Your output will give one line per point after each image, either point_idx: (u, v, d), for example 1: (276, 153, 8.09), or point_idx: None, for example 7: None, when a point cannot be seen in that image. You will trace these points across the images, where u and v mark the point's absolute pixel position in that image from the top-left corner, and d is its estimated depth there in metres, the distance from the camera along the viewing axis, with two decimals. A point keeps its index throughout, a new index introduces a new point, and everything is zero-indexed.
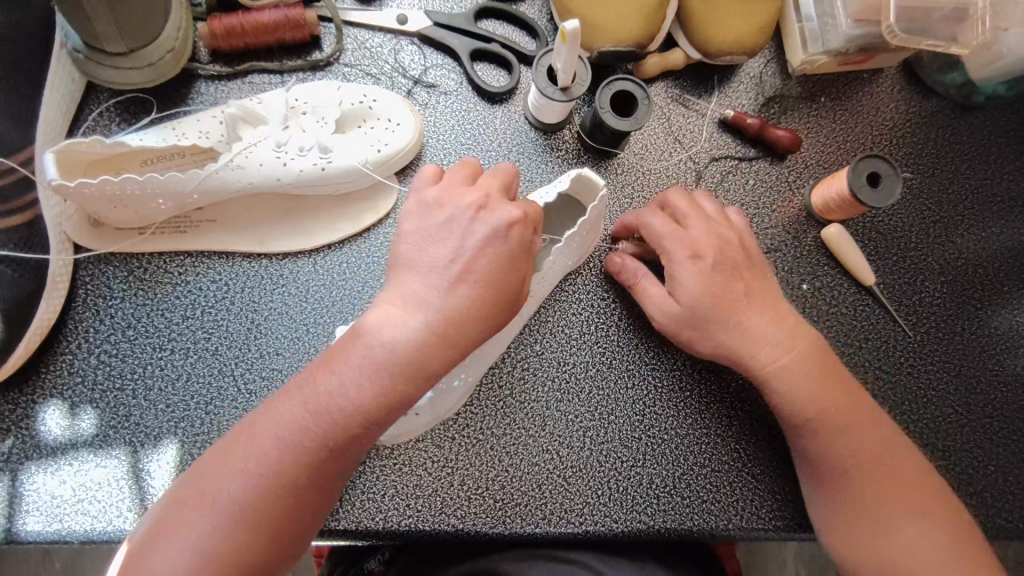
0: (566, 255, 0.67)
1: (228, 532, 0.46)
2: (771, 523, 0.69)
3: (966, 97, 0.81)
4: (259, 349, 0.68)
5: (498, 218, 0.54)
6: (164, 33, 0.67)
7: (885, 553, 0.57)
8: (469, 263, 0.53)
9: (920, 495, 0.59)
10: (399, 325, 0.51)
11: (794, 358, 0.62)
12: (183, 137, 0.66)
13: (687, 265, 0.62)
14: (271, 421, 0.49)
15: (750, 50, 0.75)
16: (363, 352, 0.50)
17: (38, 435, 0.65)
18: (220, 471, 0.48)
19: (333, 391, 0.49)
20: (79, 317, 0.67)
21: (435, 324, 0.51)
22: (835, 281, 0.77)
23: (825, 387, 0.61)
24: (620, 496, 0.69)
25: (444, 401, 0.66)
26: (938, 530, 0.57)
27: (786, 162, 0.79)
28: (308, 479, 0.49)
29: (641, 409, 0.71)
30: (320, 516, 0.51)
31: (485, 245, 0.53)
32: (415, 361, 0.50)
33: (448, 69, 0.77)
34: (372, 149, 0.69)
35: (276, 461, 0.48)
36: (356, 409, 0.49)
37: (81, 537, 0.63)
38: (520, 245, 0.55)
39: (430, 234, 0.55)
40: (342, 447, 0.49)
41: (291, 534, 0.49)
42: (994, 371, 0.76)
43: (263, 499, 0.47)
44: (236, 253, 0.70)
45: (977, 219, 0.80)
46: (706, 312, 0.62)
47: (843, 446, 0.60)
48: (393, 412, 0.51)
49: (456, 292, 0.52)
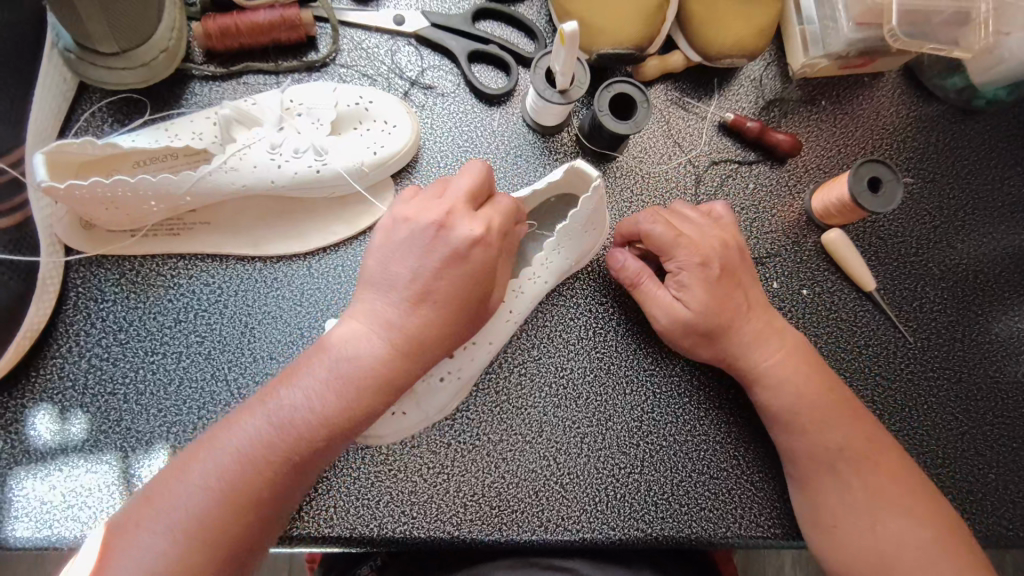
0: (562, 251, 0.66)
1: (185, 547, 0.45)
2: (770, 531, 0.68)
3: (967, 101, 0.80)
4: (252, 353, 0.67)
5: (451, 237, 0.54)
6: (157, 33, 0.66)
7: (873, 546, 0.57)
8: (425, 283, 0.53)
9: (904, 489, 0.60)
10: (362, 338, 0.52)
11: (784, 361, 0.64)
12: (176, 138, 0.65)
13: (695, 272, 0.64)
14: (232, 435, 0.49)
15: (750, 53, 0.75)
16: (326, 364, 0.51)
17: (27, 440, 0.64)
18: (178, 484, 0.48)
19: (295, 405, 0.50)
20: (71, 320, 0.66)
21: (397, 339, 0.52)
22: (835, 287, 0.76)
23: (812, 391, 0.63)
24: (617, 503, 0.68)
25: (432, 402, 0.65)
26: (919, 526, 0.58)
27: (786, 166, 0.78)
28: (268, 491, 0.48)
29: (639, 415, 0.71)
30: (276, 531, 0.51)
31: (447, 265, 0.54)
32: (375, 371, 0.51)
33: (445, 70, 0.76)
34: (368, 152, 0.68)
35: (236, 475, 0.48)
36: (316, 421, 0.50)
37: (71, 543, 0.62)
38: (483, 265, 0.55)
39: (397, 249, 0.55)
40: (302, 461, 0.50)
41: (247, 547, 0.48)
42: (995, 378, 0.76)
43: (222, 514, 0.47)
44: (229, 255, 0.69)
45: (978, 225, 0.79)
46: (715, 318, 0.64)
47: (828, 439, 0.61)
48: (354, 428, 0.52)
49: (417, 312, 0.53)
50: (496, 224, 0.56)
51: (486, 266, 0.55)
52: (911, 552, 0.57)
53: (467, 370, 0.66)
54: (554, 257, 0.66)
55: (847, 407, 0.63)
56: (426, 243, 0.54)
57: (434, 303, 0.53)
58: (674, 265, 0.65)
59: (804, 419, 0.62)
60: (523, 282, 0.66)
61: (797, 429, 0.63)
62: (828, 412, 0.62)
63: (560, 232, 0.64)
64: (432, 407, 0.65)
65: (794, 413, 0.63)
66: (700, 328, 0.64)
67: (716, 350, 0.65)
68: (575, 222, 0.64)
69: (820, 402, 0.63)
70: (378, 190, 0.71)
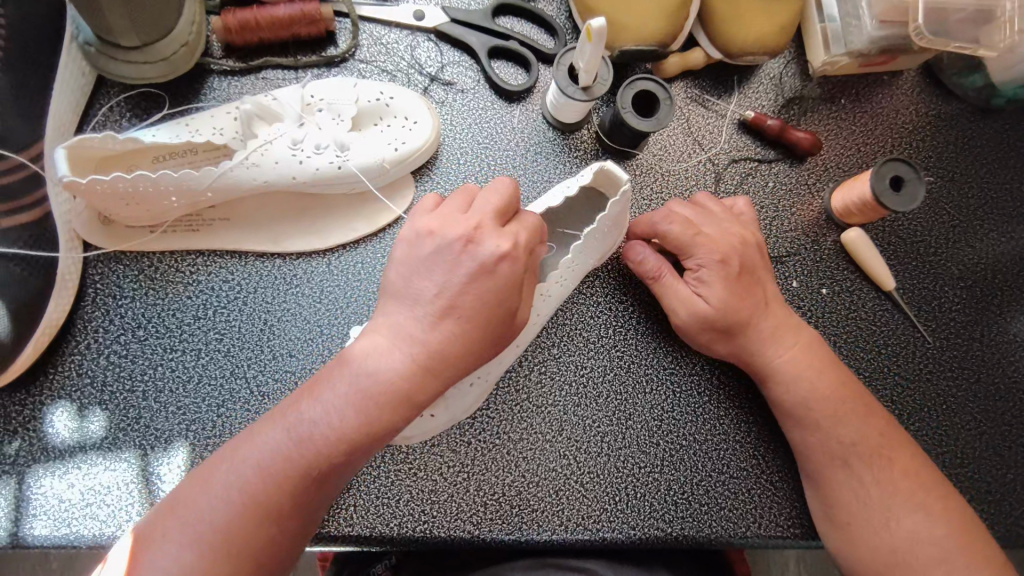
0: (587, 253, 0.65)
1: (204, 559, 0.46)
2: (790, 530, 0.68)
3: (986, 100, 0.80)
4: (271, 351, 0.67)
5: (488, 251, 0.53)
6: (177, 27, 0.66)
7: (887, 543, 0.57)
8: (457, 293, 0.52)
9: (920, 485, 0.59)
10: (386, 353, 0.52)
11: (802, 357, 0.64)
12: (197, 133, 0.64)
13: (716, 269, 0.64)
14: (252, 448, 0.50)
15: (772, 50, 0.74)
16: (347, 379, 0.51)
17: (45, 437, 0.63)
18: (200, 497, 0.48)
19: (315, 418, 0.50)
20: (89, 316, 0.66)
21: (420, 354, 0.52)
22: (855, 285, 0.76)
23: (827, 385, 0.63)
24: (638, 502, 0.68)
25: (459, 404, 0.64)
26: (936, 524, 0.57)
27: (805, 164, 0.78)
28: (287, 505, 0.49)
29: (659, 414, 0.70)
30: (302, 545, 0.51)
31: (472, 280, 0.52)
32: (395, 384, 0.51)
33: (465, 66, 0.75)
34: (389, 148, 0.68)
35: (254, 488, 0.48)
36: (339, 435, 0.50)
37: (90, 541, 0.61)
38: (509, 280, 0.53)
39: (422, 264, 0.54)
40: (322, 475, 0.50)
41: (270, 561, 0.48)
42: (1013, 378, 0.76)
43: (240, 527, 0.47)
44: (248, 252, 0.69)
45: (996, 224, 0.79)
46: (734, 315, 0.63)
47: (843, 436, 0.61)
48: (377, 441, 0.51)
49: (442, 327, 0.52)
50: (523, 239, 0.55)
51: (512, 282, 0.53)
52: (925, 549, 0.56)
53: (492, 373, 0.65)
54: (579, 259, 0.65)
55: (865, 404, 0.63)
56: (459, 256, 0.53)
57: (460, 317, 0.52)
58: (693, 262, 0.65)
59: (817, 414, 0.62)
60: (550, 284, 0.64)
61: (813, 425, 0.62)
62: (845, 408, 0.62)
63: (587, 234, 0.63)
64: (458, 409, 0.65)
65: (810, 409, 0.62)
66: (721, 331, 0.64)
67: (734, 345, 0.65)
68: (602, 222, 0.63)
69: (837, 399, 0.62)
70: (399, 188, 0.71)
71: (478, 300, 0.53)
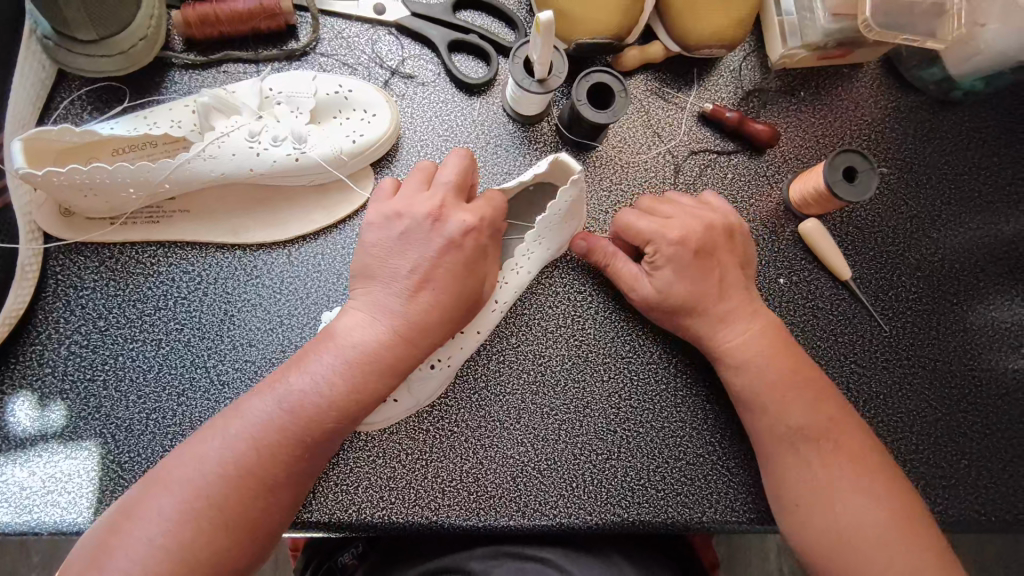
0: (545, 241, 0.67)
1: (198, 529, 0.47)
2: (745, 516, 0.69)
3: (944, 92, 0.81)
4: (232, 341, 0.68)
5: (452, 228, 0.57)
6: (136, 20, 0.66)
7: (832, 525, 0.56)
8: (433, 273, 0.56)
9: (869, 469, 0.59)
10: (369, 326, 0.54)
11: (764, 339, 0.65)
12: (155, 126, 0.66)
13: (668, 252, 0.66)
14: (241, 416, 0.51)
15: (728, 43, 0.75)
16: (334, 350, 0.54)
17: (7, 426, 0.64)
18: (189, 469, 0.49)
19: (305, 388, 0.52)
20: (50, 307, 0.67)
21: (400, 325, 0.54)
22: (812, 275, 0.77)
23: (778, 365, 0.64)
24: (594, 489, 0.68)
25: (424, 389, 0.66)
26: (877, 504, 0.56)
27: (764, 156, 0.79)
28: (281, 474, 0.50)
29: (617, 402, 0.71)
30: (292, 512, 0.52)
31: (442, 254, 0.56)
32: (392, 352, 0.54)
33: (426, 60, 0.76)
34: (347, 140, 0.68)
35: (246, 458, 0.49)
36: (329, 404, 0.52)
37: (50, 528, 0.62)
38: (476, 251, 0.58)
39: (393, 244, 0.57)
40: (313, 445, 0.51)
41: (262, 535, 0.50)
42: (969, 366, 0.76)
43: (235, 495, 0.48)
44: (208, 243, 0.70)
45: (953, 215, 0.80)
46: (681, 296, 0.66)
47: (789, 425, 0.61)
48: (363, 410, 0.54)
49: (418, 298, 0.55)
50: (486, 214, 0.59)
51: (478, 252, 0.58)
52: (868, 531, 0.55)
53: (457, 357, 0.66)
54: (537, 247, 0.67)
55: (818, 392, 0.63)
56: (431, 236, 0.57)
57: (433, 289, 0.55)
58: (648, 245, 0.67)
59: (764, 398, 0.63)
60: (507, 272, 0.67)
61: (762, 409, 0.63)
62: (793, 392, 0.62)
63: (539, 226, 0.65)
64: (423, 394, 0.66)
65: (758, 392, 0.63)
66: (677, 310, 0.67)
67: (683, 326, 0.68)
68: (555, 212, 0.64)
69: (786, 378, 0.63)
70: (357, 181, 0.72)
71: (449, 271, 0.56)
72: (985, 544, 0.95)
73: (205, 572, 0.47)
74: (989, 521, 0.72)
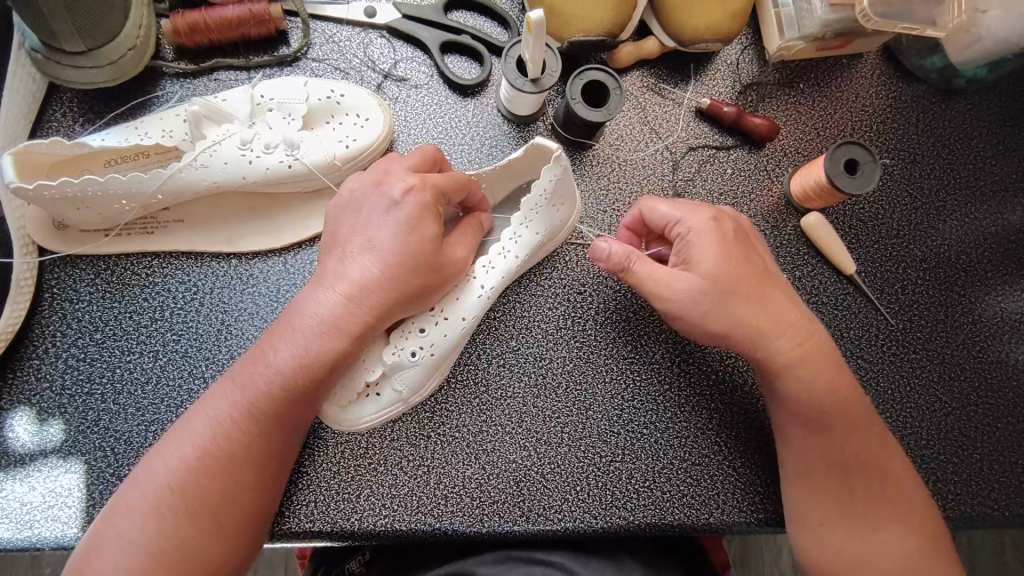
0: (533, 224, 0.64)
1: (165, 524, 0.50)
2: (753, 516, 0.68)
3: (947, 81, 0.79)
4: (229, 350, 0.67)
5: (394, 189, 0.58)
6: (124, 30, 0.66)
7: (854, 542, 0.56)
8: (382, 236, 0.57)
9: (892, 487, 0.58)
10: (323, 298, 0.56)
11: (812, 349, 0.60)
12: (146, 136, 0.65)
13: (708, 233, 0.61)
14: (195, 412, 0.54)
15: (723, 36, 0.74)
16: (292, 325, 0.56)
17: (6, 442, 0.64)
18: (153, 460, 0.53)
19: (263, 368, 0.54)
20: (46, 321, 0.67)
21: (350, 290, 0.56)
22: (815, 270, 0.75)
23: (830, 377, 0.60)
24: (599, 492, 0.68)
25: (403, 379, 0.61)
26: (904, 526, 0.56)
27: (764, 150, 0.78)
28: (236, 454, 0.53)
29: (620, 403, 0.70)
30: (261, 496, 0.54)
31: (390, 214, 0.58)
32: (347, 331, 0.55)
33: (419, 62, 0.76)
34: (340, 145, 0.68)
35: (205, 441, 0.53)
36: (276, 369, 0.54)
37: (52, 543, 0.62)
38: (424, 210, 0.58)
39: (363, 210, 0.59)
40: (266, 421, 0.54)
41: (229, 521, 0.52)
42: (978, 358, 0.75)
43: (207, 491, 0.51)
44: (203, 253, 0.69)
45: (959, 206, 0.79)
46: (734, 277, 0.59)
47: (843, 436, 0.58)
48: (319, 383, 0.55)
49: (360, 259, 0.57)
50: (432, 179, 0.59)
51: (427, 210, 0.58)
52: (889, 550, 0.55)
53: (439, 344, 0.62)
54: (525, 231, 0.64)
55: (858, 415, 0.59)
56: (377, 198, 0.59)
57: (376, 252, 0.57)
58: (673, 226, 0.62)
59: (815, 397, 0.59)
60: (493, 256, 0.64)
61: (809, 418, 0.59)
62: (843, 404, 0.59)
63: (526, 207, 0.63)
64: (406, 386, 0.61)
65: (811, 397, 0.59)
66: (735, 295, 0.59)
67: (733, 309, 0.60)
68: (539, 196, 0.62)
69: (824, 404, 0.59)
70: None
71: (401, 243, 0.57)
72: (1001, 538, 0.94)
73: (173, 556, 0.49)
74: (1003, 516, 0.71)
